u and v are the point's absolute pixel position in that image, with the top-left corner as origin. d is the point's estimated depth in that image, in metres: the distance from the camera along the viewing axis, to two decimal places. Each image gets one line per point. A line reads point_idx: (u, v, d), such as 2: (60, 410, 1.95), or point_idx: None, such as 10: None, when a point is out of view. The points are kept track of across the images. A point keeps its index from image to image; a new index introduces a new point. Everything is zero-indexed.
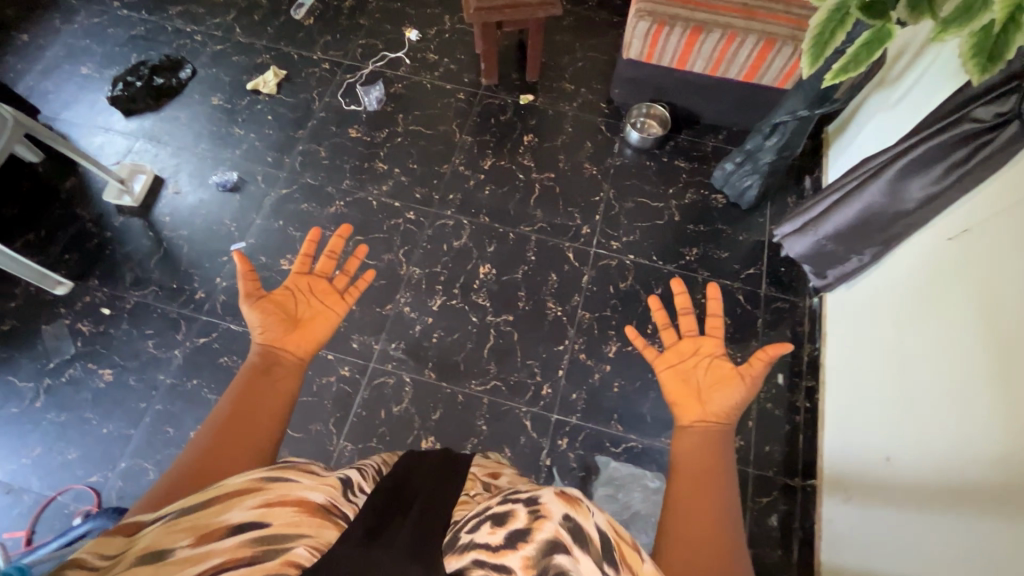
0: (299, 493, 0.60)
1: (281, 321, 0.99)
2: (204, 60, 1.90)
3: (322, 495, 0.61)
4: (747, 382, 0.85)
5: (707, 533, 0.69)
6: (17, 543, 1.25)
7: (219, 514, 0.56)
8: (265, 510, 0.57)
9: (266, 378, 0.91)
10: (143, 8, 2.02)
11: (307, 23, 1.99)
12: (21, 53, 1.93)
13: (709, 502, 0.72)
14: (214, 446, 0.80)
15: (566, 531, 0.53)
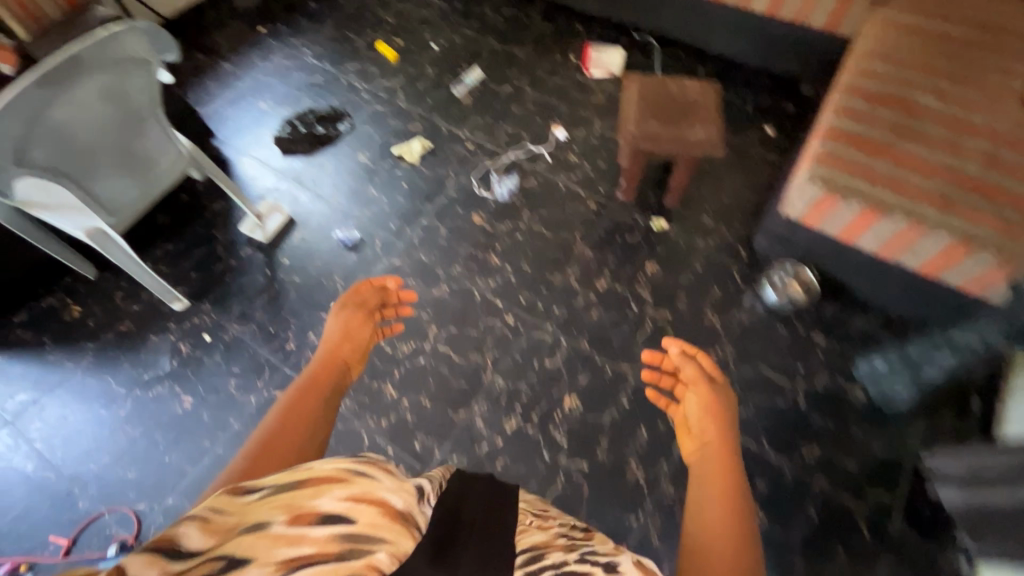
0: (384, 495, 0.60)
1: (347, 333, 1.22)
2: (364, 117, 2.02)
3: (400, 500, 0.61)
4: (716, 390, 1.08)
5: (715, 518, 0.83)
6: (57, 550, 1.28)
7: (313, 497, 0.57)
8: (353, 505, 0.57)
9: (323, 381, 1.08)
10: (328, 59, 2.23)
11: (464, 101, 2.07)
12: (219, 78, 2.18)
13: (726, 500, 0.86)
14: (278, 431, 0.93)
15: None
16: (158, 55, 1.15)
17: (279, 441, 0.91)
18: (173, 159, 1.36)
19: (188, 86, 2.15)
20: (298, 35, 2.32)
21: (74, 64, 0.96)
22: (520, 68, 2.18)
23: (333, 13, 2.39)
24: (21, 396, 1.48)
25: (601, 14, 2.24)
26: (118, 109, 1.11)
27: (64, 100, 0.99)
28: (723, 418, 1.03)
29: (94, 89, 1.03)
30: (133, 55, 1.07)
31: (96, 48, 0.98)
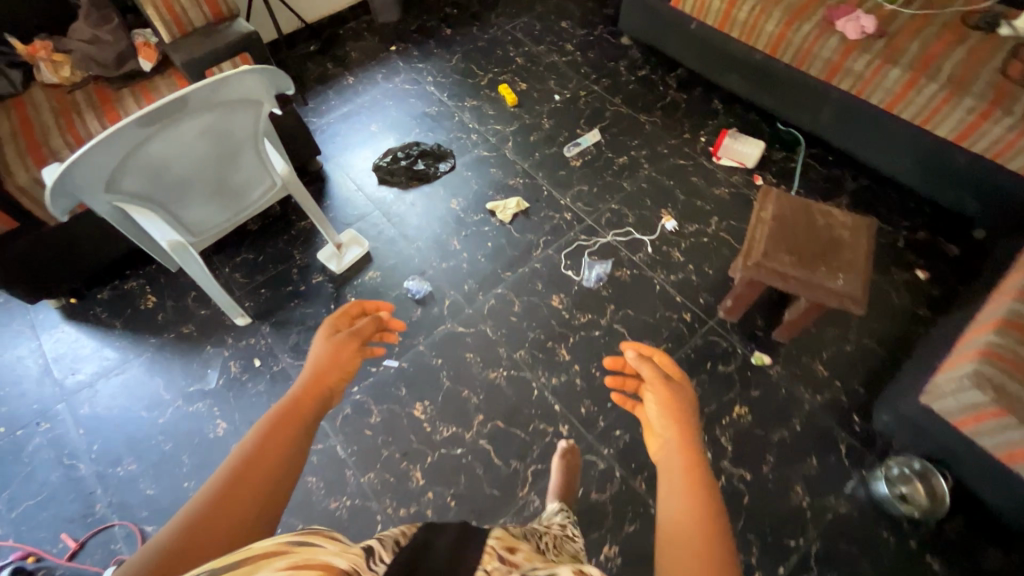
0: (327, 556, 0.42)
1: (340, 355, 0.87)
2: (466, 160, 1.94)
3: (348, 559, 0.43)
4: (682, 391, 0.76)
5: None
6: (63, 551, 1.27)
7: (245, 573, 0.38)
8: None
9: (299, 415, 0.70)
10: (448, 90, 2.17)
11: (574, 163, 1.93)
12: (340, 90, 2.19)
13: (709, 535, 0.56)
14: (221, 504, 0.55)
15: None
16: (270, 99, 1.09)
17: (220, 521, 0.53)
18: (268, 188, 1.33)
19: (310, 93, 2.18)
20: (424, 59, 2.30)
21: (175, 107, 0.91)
22: (641, 138, 2.00)
23: (464, 44, 2.34)
24: (80, 375, 1.52)
25: (747, 97, 2.01)
26: (216, 147, 1.07)
27: (162, 140, 0.95)
28: (689, 424, 0.72)
29: (191, 129, 0.99)
30: (240, 96, 1.02)
31: (201, 93, 0.93)
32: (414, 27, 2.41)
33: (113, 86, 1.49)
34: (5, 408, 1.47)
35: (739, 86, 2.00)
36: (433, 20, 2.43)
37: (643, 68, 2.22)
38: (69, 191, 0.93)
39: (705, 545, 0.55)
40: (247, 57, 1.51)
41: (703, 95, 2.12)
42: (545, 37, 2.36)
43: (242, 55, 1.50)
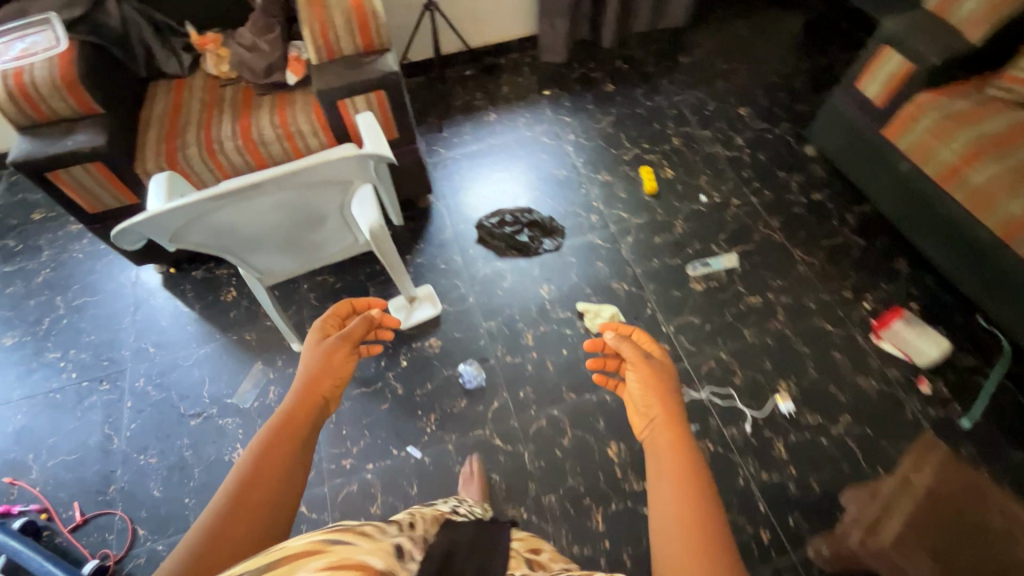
0: (363, 557, 0.50)
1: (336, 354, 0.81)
2: (575, 244, 1.75)
3: (382, 560, 0.52)
4: (660, 364, 0.78)
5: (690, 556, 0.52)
6: (69, 520, 1.33)
7: (289, 570, 0.46)
8: (335, 573, 0.46)
9: (294, 429, 0.67)
10: (585, 155, 1.98)
11: (694, 286, 1.64)
12: (478, 125, 2.10)
13: (692, 497, 0.57)
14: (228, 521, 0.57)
15: None
16: (364, 180, 0.99)
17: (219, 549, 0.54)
18: (348, 245, 1.25)
19: (447, 121, 2.12)
20: (574, 113, 2.12)
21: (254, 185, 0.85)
22: (787, 280, 1.66)
23: (621, 106, 2.13)
24: (150, 346, 1.59)
25: (944, 272, 1.57)
26: (297, 215, 1.00)
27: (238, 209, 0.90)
28: (670, 396, 0.72)
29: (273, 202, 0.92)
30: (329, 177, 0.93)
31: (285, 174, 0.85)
32: (577, 74, 2.24)
33: (257, 91, 1.51)
34: (84, 353, 1.58)
35: (939, 256, 1.56)
36: (599, 72, 2.24)
37: (818, 191, 1.85)
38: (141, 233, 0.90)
39: (690, 512, 0.56)
40: (382, 94, 1.44)
41: (886, 249, 1.71)
42: (714, 122, 2.06)
43: (378, 92, 1.44)
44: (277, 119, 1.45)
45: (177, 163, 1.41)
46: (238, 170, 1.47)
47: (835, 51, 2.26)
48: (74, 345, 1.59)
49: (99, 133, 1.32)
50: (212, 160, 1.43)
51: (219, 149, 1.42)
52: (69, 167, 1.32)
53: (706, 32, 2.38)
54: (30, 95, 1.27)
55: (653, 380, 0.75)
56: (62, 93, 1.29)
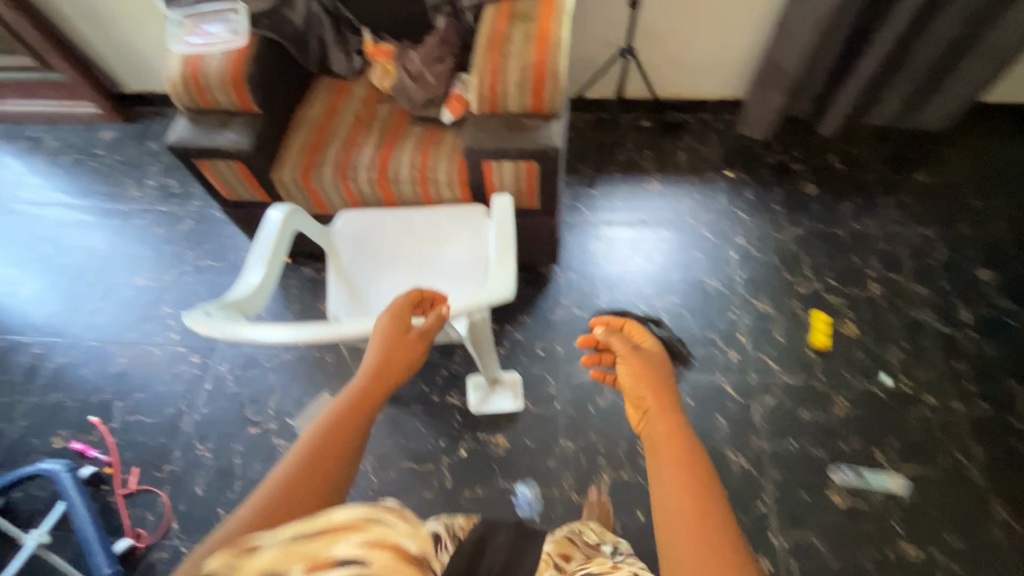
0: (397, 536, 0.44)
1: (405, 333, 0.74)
2: (697, 383, 1.46)
3: (416, 542, 0.45)
4: (650, 354, 0.68)
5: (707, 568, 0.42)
6: (123, 483, 1.39)
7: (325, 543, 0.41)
8: (370, 552, 0.41)
9: (358, 416, 0.60)
10: (748, 269, 1.64)
11: (831, 500, 1.29)
12: (635, 191, 1.82)
13: (693, 490, 0.48)
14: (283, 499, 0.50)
15: None
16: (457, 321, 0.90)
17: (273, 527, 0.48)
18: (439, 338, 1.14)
19: (602, 176, 1.86)
20: (754, 209, 1.75)
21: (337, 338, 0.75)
22: (968, 544, 1.25)
23: (817, 218, 1.72)
24: None
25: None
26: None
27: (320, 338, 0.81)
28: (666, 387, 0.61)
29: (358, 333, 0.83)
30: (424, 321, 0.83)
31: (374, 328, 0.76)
32: (773, 160, 1.85)
33: (410, 120, 1.39)
34: None
35: None
36: (802, 165, 1.83)
37: None
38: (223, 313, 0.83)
39: (697, 513, 0.46)
40: (534, 166, 1.25)
41: None
42: (935, 277, 1.59)
43: (529, 163, 1.25)
44: (418, 160, 1.33)
45: (310, 179, 1.35)
46: (366, 199, 1.39)
47: None
48: (186, 306, 1.67)
49: (247, 134, 1.28)
50: (342, 185, 1.35)
51: (352, 177, 1.34)
52: (214, 160, 1.31)
53: (967, 146, 1.83)
54: (200, 85, 1.26)
55: (645, 374, 0.64)
56: (228, 89, 1.26)
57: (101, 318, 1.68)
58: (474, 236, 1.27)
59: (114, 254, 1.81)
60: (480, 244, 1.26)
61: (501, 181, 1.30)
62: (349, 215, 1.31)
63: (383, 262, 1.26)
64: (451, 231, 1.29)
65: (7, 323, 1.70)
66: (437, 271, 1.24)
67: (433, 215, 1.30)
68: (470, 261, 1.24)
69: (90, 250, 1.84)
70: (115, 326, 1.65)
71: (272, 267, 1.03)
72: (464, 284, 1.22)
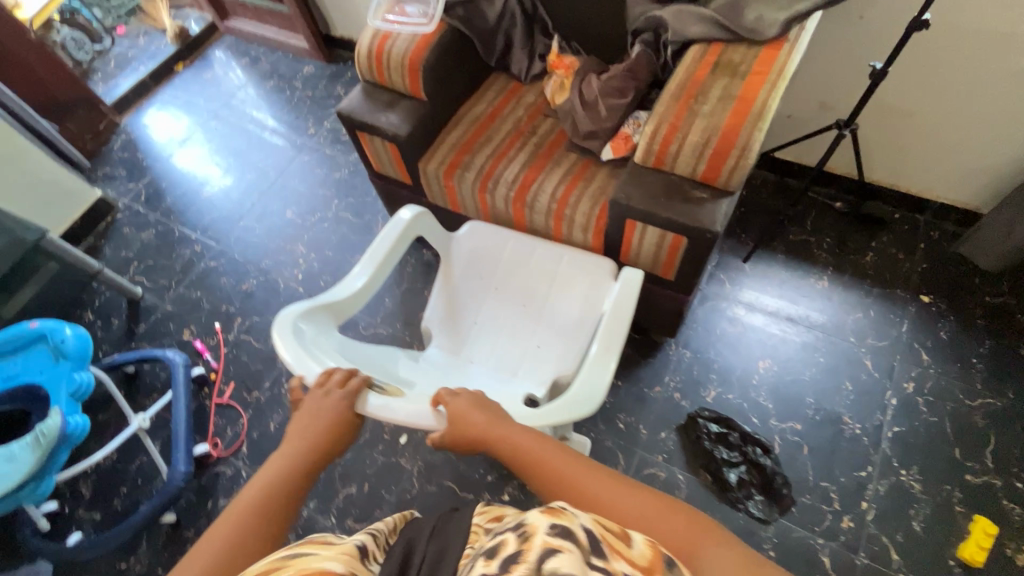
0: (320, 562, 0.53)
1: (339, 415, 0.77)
2: (788, 536, 1.23)
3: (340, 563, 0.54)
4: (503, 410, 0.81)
5: (631, 504, 0.64)
6: (219, 392, 1.56)
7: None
8: None
9: (274, 497, 0.67)
10: (905, 426, 1.32)
11: None
12: (793, 282, 1.55)
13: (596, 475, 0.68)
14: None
15: (556, 538, 0.47)
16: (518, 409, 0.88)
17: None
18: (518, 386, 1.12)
19: (761, 252, 1.61)
20: (943, 353, 1.40)
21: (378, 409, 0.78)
22: None
23: None
24: None
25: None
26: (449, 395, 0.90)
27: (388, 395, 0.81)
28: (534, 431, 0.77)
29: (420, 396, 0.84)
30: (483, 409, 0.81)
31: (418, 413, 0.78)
32: (995, 300, 1.45)
33: (568, 145, 1.29)
34: (316, 263, 1.76)
35: None
36: None
37: None
38: (306, 327, 0.84)
39: (604, 487, 0.67)
40: (682, 240, 1.09)
41: None
42: None
43: (677, 236, 1.09)
44: (560, 191, 1.23)
45: (450, 179, 1.32)
46: (497, 213, 1.33)
47: None
48: (316, 251, 1.79)
49: (407, 121, 1.28)
50: (478, 194, 1.31)
51: (490, 189, 1.29)
52: (372, 136, 1.34)
53: None
54: (381, 62, 1.28)
55: (487, 404, 0.80)
56: (403, 72, 1.26)
57: (251, 237, 1.86)
58: (591, 294, 1.16)
59: (278, 181, 2.00)
60: (594, 305, 1.15)
61: (640, 243, 1.16)
62: (475, 227, 1.26)
63: (491, 289, 1.22)
64: (569, 279, 1.18)
65: (184, 216, 1.96)
66: (540, 317, 1.18)
67: (556, 256, 1.20)
68: (577, 320, 1.15)
69: (261, 171, 2.04)
70: (258, 248, 1.83)
71: (379, 273, 1.02)
72: (562, 343, 1.14)
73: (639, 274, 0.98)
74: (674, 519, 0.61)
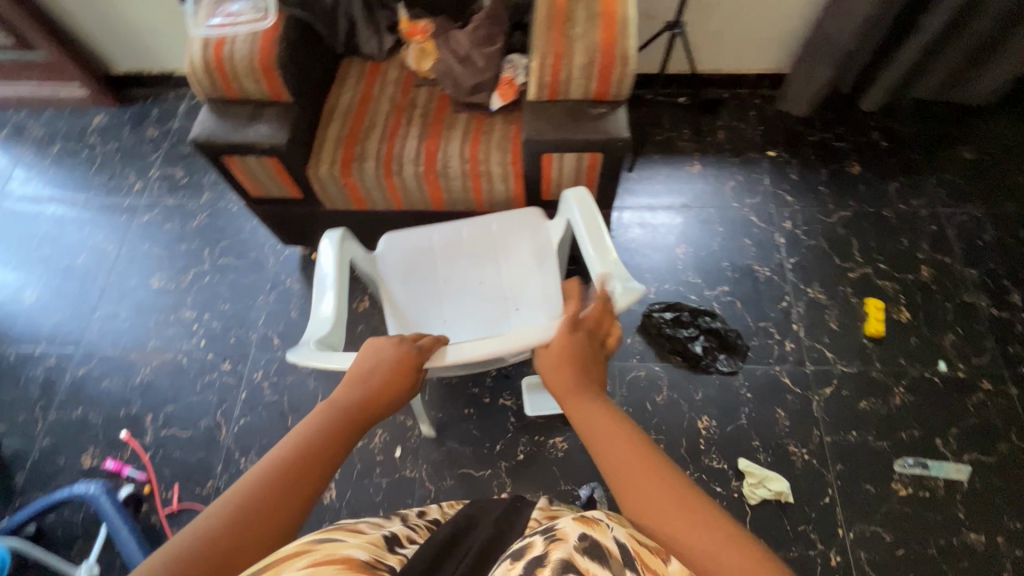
0: (346, 552, 0.44)
1: (385, 377, 0.72)
2: (755, 375, 1.43)
3: (367, 553, 0.45)
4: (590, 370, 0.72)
5: (690, 516, 0.50)
6: (164, 502, 1.33)
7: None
8: (316, 568, 0.41)
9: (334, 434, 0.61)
10: (797, 255, 1.59)
11: (895, 491, 1.28)
12: (674, 174, 1.75)
13: (657, 471, 0.55)
14: (208, 551, 0.46)
15: (584, 554, 0.41)
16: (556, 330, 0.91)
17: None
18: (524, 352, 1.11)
19: (640, 157, 1.78)
20: (800, 190, 1.70)
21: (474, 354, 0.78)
22: None
23: (864, 200, 1.68)
24: (275, 335, 1.52)
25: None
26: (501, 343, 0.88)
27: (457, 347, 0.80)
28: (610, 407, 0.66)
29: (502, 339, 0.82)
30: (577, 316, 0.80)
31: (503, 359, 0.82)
32: (815, 137, 1.79)
33: (455, 106, 1.29)
34: (215, 322, 1.55)
35: None
36: (846, 143, 1.77)
37: None
38: (328, 353, 0.83)
39: (665, 488, 0.53)
40: (598, 157, 1.17)
41: None
42: (983, 258, 1.57)
43: (594, 154, 1.16)
44: (468, 150, 1.23)
45: (349, 174, 1.25)
46: (410, 194, 1.29)
47: None
48: (210, 309, 1.57)
49: (281, 127, 1.17)
50: (386, 181, 1.25)
51: (397, 171, 1.24)
52: (244, 156, 1.20)
53: (1014, 120, 1.80)
54: (225, 72, 1.14)
55: (582, 361, 0.73)
56: (256, 76, 1.14)
57: (118, 324, 1.57)
58: (534, 241, 1.20)
59: (122, 252, 1.69)
60: (543, 246, 1.19)
61: (560, 173, 1.22)
62: (393, 236, 1.21)
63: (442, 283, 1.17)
64: (507, 237, 1.20)
65: (12, 332, 1.58)
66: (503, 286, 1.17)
67: (483, 223, 1.22)
68: (535, 264, 1.17)
69: (93, 249, 1.70)
70: (134, 332, 1.55)
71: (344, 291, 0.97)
72: (531, 289, 1.15)
73: (579, 187, 1.04)
74: (718, 549, 0.46)
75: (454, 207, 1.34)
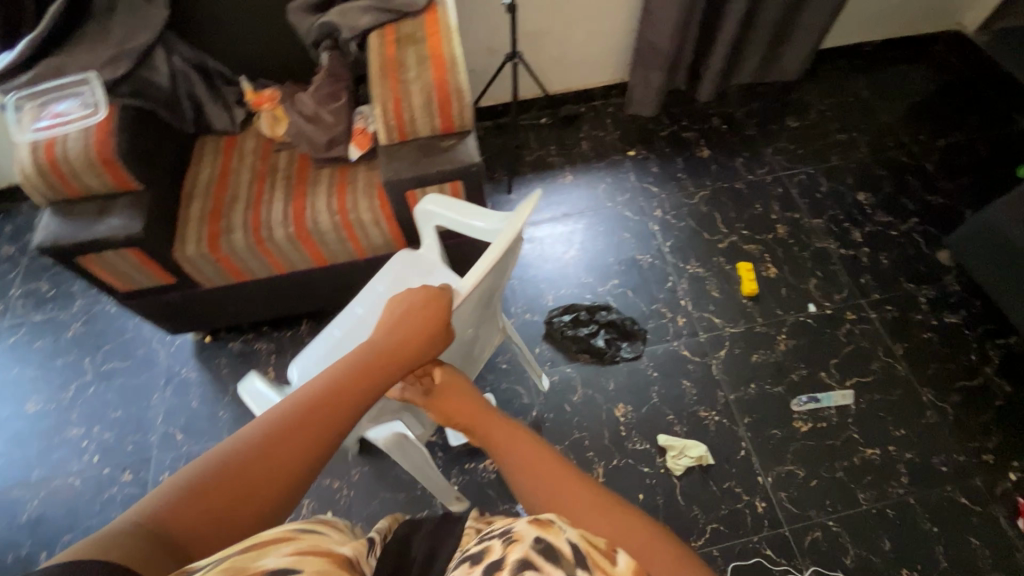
0: (333, 549, 0.45)
1: (417, 323, 0.68)
2: (657, 355, 1.52)
3: (351, 550, 0.47)
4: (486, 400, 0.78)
5: (590, 497, 0.56)
6: None
7: (253, 557, 0.40)
8: (299, 558, 0.41)
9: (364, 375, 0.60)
10: (672, 237, 1.74)
11: (798, 428, 1.40)
12: (550, 188, 1.86)
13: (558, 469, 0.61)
14: (215, 487, 0.47)
15: (537, 559, 0.42)
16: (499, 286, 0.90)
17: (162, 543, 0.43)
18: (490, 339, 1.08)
19: (516, 179, 1.88)
20: (662, 180, 1.86)
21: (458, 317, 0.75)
22: (913, 431, 1.39)
23: (718, 177, 1.86)
24: (178, 431, 1.44)
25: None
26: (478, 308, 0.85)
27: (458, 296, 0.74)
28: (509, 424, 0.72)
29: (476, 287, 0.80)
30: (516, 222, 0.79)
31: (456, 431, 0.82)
32: (666, 132, 1.98)
33: (316, 163, 1.32)
34: (108, 432, 1.44)
35: None
36: (693, 132, 1.98)
37: (952, 312, 1.57)
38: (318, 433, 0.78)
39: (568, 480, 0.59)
40: (459, 185, 1.23)
41: None
42: (825, 207, 1.79)
43: (454, 183, 1.22)
44: (335, 203, 1.26)
45: (219, 249, 1.23)
46: (287, 255, 1.29)
47: (977, 125, 1.96)
48: (100, 420, 1.46)
49: (134, 216, 1.14)
50: (259, 248, 1.25)
51: (268, 237, 1.24)
52: (100, 253, 1.15)
53: (822, 89, 2.09)
54: (63, 172, 1.11)
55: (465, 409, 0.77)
56: (97, 171, 1.12)
57: None
58: (417, 275, 1.21)
59: None
60: (429, 267, 1.20)
61: None
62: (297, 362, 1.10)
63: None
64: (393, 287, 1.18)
65: None
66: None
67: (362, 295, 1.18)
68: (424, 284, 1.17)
69: None
70: (14, 467, 1.40)
71: None
72: None
73: (422, 199, 1.07)
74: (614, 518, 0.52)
75: (337, 260, 1.35)
